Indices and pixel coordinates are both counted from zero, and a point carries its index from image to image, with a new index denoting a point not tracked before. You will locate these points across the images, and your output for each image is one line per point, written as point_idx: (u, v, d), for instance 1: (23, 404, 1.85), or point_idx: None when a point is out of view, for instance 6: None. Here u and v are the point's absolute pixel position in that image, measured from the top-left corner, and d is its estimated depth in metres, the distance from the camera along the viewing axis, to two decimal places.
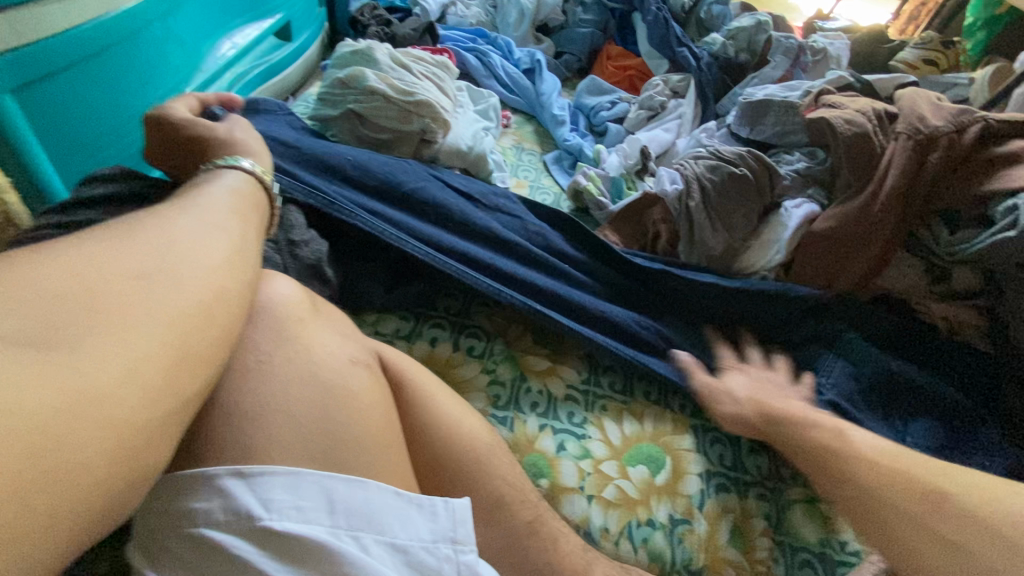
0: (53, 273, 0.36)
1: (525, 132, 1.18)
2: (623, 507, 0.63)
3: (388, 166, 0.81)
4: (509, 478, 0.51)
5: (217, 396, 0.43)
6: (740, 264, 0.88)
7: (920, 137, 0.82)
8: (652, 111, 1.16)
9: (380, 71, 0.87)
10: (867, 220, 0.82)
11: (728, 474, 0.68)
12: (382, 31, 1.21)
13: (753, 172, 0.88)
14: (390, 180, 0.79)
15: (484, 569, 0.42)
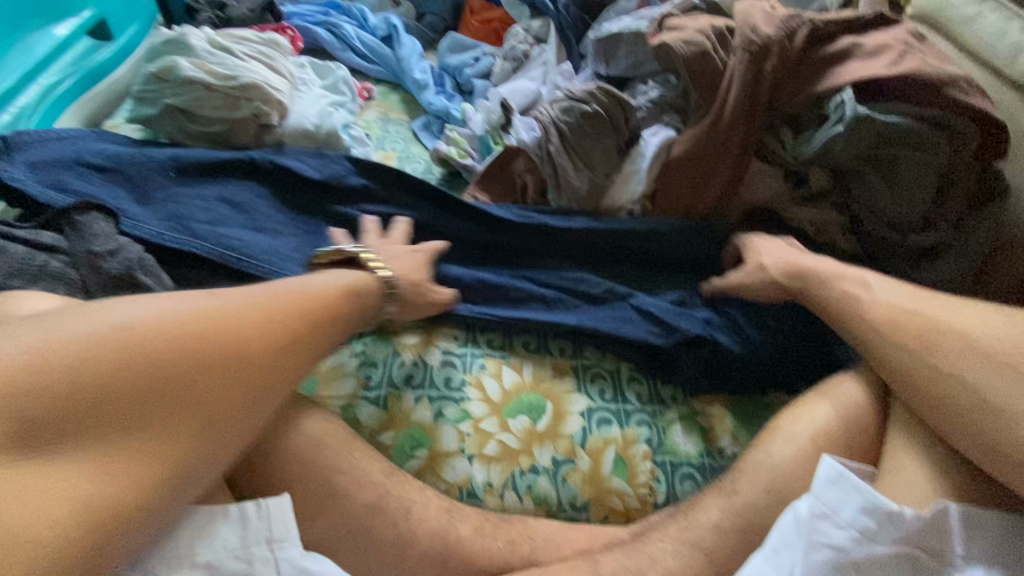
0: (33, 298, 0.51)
1: (391, 101, 1.13)
2: (505, 459, 0.63)
3: (214, 164, 0.76)
4: (349, 467, 0.57)
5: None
6: (607, 203, 0.88)
7: (754, 49, 0.82)
8: (516, 61, 1.14)
9: (195, 58, 0.80)
10: (718, 138, 0.83)
11: (609, 406, 0.69)
12: (215, 15, 1.13)
13: (606, 108, 0.87)
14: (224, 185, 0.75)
15: (308, 560, 0.51)
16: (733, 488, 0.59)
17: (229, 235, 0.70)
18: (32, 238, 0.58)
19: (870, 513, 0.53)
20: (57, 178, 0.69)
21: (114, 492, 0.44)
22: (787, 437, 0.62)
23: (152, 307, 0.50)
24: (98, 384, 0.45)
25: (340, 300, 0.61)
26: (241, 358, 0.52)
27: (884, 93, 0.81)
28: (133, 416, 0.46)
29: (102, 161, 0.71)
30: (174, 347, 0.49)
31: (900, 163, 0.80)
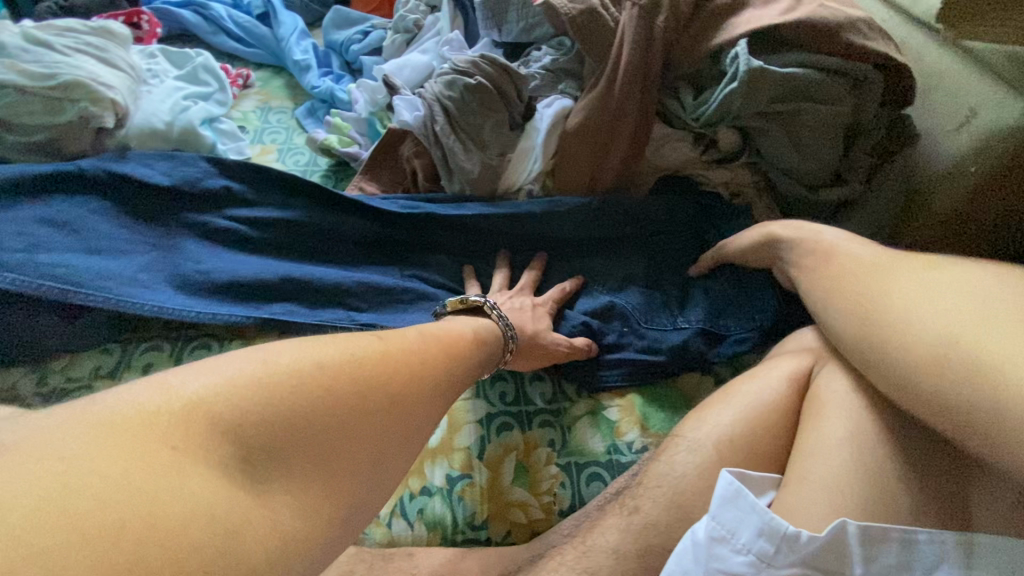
0: None
1: (272, 88, 1.02)
2: (393, 483, 0.58)
3: (37, 181, 0.65)
4: None
5: None
6: (504, 185, 0.81)
7: (643, 2, 0.76)
8: (407, 33, 1.04)
9: (6, 58, 0.70)
10: (612, 104, 0.77)
11: (510, 410, 0.64)
12: (57, 3, 0.99)
13: (493, 80, 0.79)
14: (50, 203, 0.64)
15: None
16: (633, 506, 0.55)
17: (55, 259, 0.60)
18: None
19: (768, 537, 0.48)
20: None
21: (249, 521, 0.34)
22: (691, 446, 0.57)
23: (293, 353, 0.42)
24: (310, 417, 0.39)
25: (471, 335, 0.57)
26: (363, 424, 0.41)
27: (779, 39, 0.75)
28: (297, 444, 0.38)
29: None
30: (329, 386, 0.41)
31: (804, 118, 0.75)
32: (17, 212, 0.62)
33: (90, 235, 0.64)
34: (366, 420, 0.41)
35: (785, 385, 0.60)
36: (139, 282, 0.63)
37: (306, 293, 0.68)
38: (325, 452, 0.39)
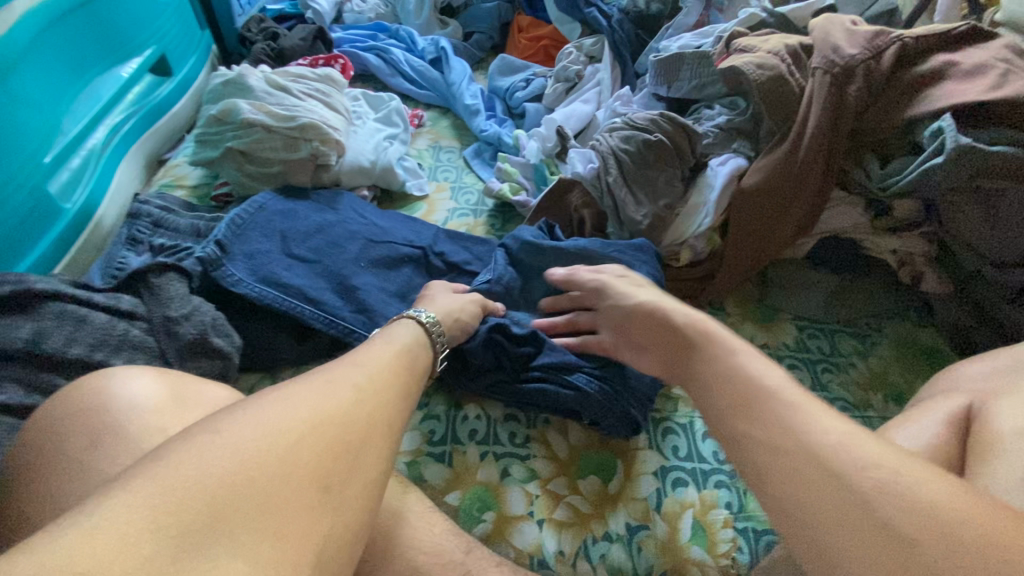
0: (121, 373, 0.44)
1: (441, 127, 1.11)
2: (577, 525, 0.60)
3: (313, 230, 0.74)
4: None
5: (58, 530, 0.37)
6: (670, 236, 0.82)
7: (837, 71, 0.76)
8: (569, 82, 1.09)
9: (255, 98, 0.80)
10: (794, 167, 0.77)
11: (684, 466, 0.65)
12: (269, 45, 1.13)
13: (670, 137, 0.82)
14: (288, 225, 0.73)
15: None
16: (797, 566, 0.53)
17: (292, 282, 0.68)
18: (109, 303, 0.55)
19: None
20: (130, 233, 0.69)
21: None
22: None
23: (261, 419, 0.37)
24: (250, 487, 0.34)
25: (405, 367, 0.49)
26: (329, 481, 0.37)
27: (980, 112, 0.72)
28: (224, 514, 0.32)
29: (158, 216, 0.71)
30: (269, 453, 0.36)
31: (1003, 197, 0.72)
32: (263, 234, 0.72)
33: (321, 256, 0.72)
34: (323, 484, 0.37)
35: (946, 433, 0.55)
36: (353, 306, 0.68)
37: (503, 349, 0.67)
38: (270, 498, 0.34)
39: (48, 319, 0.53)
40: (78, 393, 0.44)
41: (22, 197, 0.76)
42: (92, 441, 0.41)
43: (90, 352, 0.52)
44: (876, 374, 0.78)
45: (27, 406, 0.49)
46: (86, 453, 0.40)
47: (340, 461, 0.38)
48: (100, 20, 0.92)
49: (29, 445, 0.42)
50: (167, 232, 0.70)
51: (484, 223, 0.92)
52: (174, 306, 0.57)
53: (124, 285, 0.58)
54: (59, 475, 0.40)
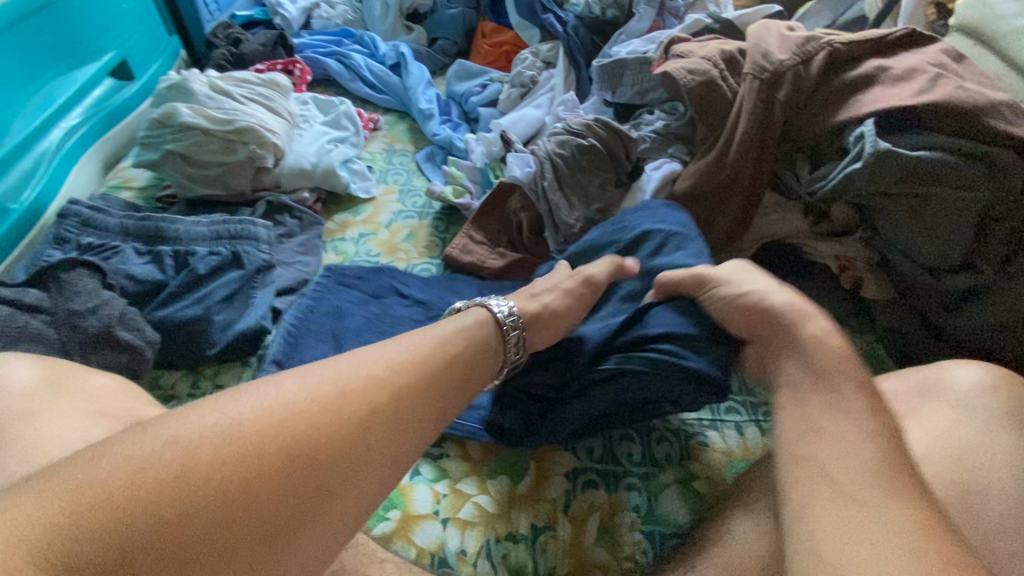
0: (14, 362, 0.47)
1: (397, 131, 1.12)
2: (481, 524, 0.60)
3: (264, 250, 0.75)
4: None
5: None
6: None
7: (765, 76, 0.76)
8: (523, 88, 1.10)
9: (195, 102, 0.82)
10: (723, 173, 0.77)
11: (597, 468, 0.65)
12: (230, 50, 1.15)
13: (605, 142, 0.83)
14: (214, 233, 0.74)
15: None
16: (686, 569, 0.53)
17: (214, 285, 0.69)
18: (16, 297, 0.57)
19: None
20: (57, 232, 0.71)
21: None
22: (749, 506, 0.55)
23: (239, 418, 0.38)
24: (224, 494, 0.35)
25: (440, 380, 0.48)
26: (277, 531, 0.36)
27: (905, 117, 0.72)
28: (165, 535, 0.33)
29: (87, 214, 0.72)
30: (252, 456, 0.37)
31: (931, 202, 0.71)
32: (191, 236, 0.73)
33: (247, 256, 0.73)
34: (267, 535, 0.36)
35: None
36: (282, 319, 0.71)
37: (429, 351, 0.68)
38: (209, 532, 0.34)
39: None
40: None
41: None
42: None
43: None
44: None
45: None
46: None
47: (296, 511, 0.37)
48: (55, 24, 0.94)
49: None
50: (96, 231, 0.72)
51: (426, 227, 0.93)
52: (82, 301, 0.58)
53: (34, 280, 0.60)
54: None
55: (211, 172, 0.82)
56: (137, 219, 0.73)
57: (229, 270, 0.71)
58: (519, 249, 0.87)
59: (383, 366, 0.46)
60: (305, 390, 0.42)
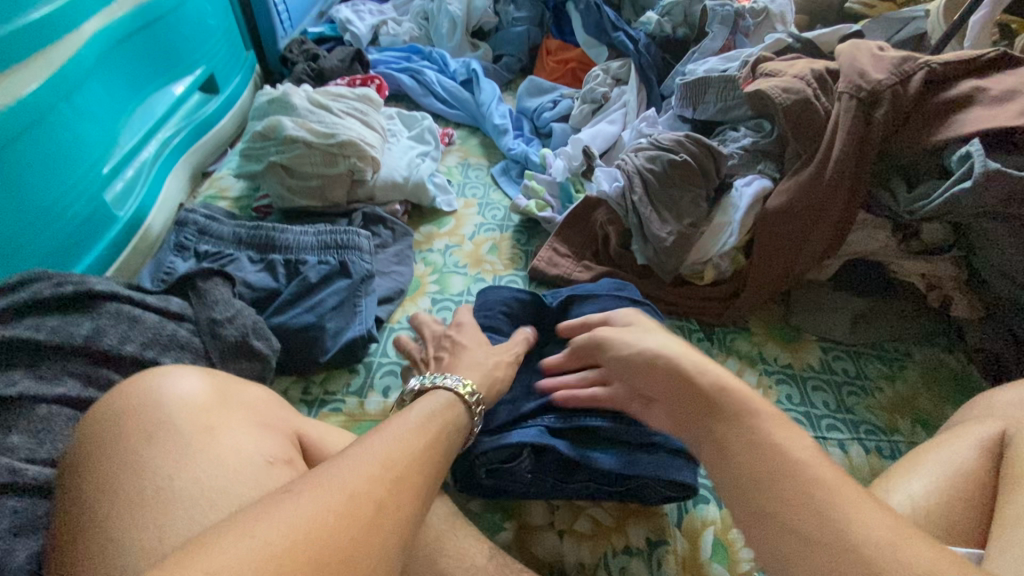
0: (175, 374, 0.46)
1: (470, 145, 1.15)
2: (597, 536, 0.60)
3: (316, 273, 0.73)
4: None
5: (99, 514, 0.38)
6: (693, 255, 0.83)
7: (863, 95, 0.77)
8: (595, 103, 1.12)
9: (297, 116, 0.85)
10: (821, 189, 0.78)
11: (706, 484, 0.65)
12: (310, 66, 1.18)
13: (696, 158, 0.84)
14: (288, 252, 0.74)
15: None
16: None
17: (322, 292, 0.71)
18: (160, 304, 0.59)
19: None
20: (177, 240, 0.74)
21: None
22: None
23: (277, 523, 0.32)
24: None
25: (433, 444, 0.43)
26: None
27: (1013, 139, 0.72)
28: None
29: (203, 224, 0.75)
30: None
31: None
32: (301, 245, 0.75)
33: (354, 265, 0.74)
34: None
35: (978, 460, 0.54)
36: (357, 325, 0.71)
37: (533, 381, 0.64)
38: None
39: (104, 312, 0.56)
40: (131, 390, 0.45)
41: (80, 204, 0.81)
42: (136, 433, 0.42)
43: (142, 350, 0.56)
44: (903, 399, 0.77)
45: (84, 398, 0.52)
46: (131, 444, 0.42)
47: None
48: (157, 41, 0.98)
49: (80, 441, 0.43)
50: (211, 239, 0.74)
51: (508, 240, 0.94)
52: (220, 308, 0.60)
53: (172, 288, 0.62)
54: (105, 460, 0.41)
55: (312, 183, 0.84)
56: (250, 227, 0.75)
57: (338, 278, 0.73)
58: (605, 262, 0.88)
59: (382, 455, 0.38)
60: (344, 484, 0.35)
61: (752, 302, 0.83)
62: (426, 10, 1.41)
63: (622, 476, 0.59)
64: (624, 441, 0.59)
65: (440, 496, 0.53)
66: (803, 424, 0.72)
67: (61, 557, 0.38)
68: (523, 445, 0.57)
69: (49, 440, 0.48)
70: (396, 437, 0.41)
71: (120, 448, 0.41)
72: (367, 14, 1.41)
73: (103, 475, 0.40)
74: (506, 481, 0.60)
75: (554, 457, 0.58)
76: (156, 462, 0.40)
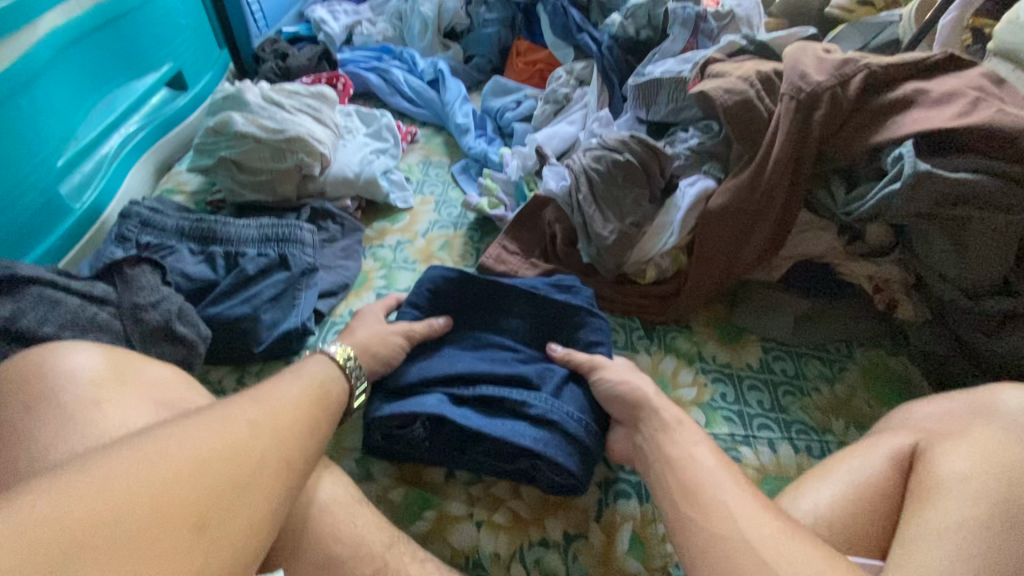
0: (77, 352, 0.48)
1: (433, 144, 1.16)
2: (514, 528, 0.61)
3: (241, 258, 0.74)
4: None
5: None
6: (635, 254, 0.83)
7: (802, 97, 0.77)
8: (557, 104, 1.13)
9: (248, 112, 0.86)
10: (760, 190, 0.78)
11: (629, 479, 0.66)
12: (278, 64, 1.20)
13: (640, 158, 0.85)
14: (218, 241, 0.76)
15: None
16: None
17: (258, 285, 0.72)
18: (84, 289, 0.60)
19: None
20: (119, 231, 0.75)
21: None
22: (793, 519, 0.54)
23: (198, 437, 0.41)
24: (179, 493, 0.37)
25: (316, 403, 0.51)
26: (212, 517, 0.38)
27: (947, 143, 0.73)
28: (92, 539, 0.33)
29: (146, 215, 0.76)
30: (205, 472, 0.39)
31: (970, 225, 0.71)
32: (242, 237, 0.76)
33: (295, 260, 0.76)
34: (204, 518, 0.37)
35: (885, 462, 0.54)
36: (294, 316, 0.72)
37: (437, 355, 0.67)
38: (131, 542, 0.34)
39: (28, 296, 0.58)
40: (29, 362, 0.47)
41: (32, 195, 0.83)
42: (32, 410, 0.44)
43: (62, 333, 0.57)
44: (840, 399, 0.77)
45: None
46: (23, 421, 0.43)
47: (217, 500, 0.38)
48: (121, 37, 1.00)
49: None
50: (154, 231, 0.76)
51: (459, 237, 0.95)
52: (151, 295, 0.61)
53: (101, 274, 0.63)
54: (0, 435, 0.43)
55: (262, 178, 0.86)
56: (192, 220, 0.76)
57: (277, 272, 0.74)
58: (552, 260, 0.89)
59: (279, 398, 0.49)
60: (247, 412, 0.45)
61: (693, 301, 0.83)
62: (400, 10, 1.42)
63: (513, 453, 0.62)
64: (517, 418, 0.61)
65: (346, 483, 0.53)
66: (734, 422, 0.73)
67: None
68: (418, 414, 0.60)
69: None
70: (286, 386, 0.51)
71: (12, 426, 0.43)
72: (342, 14, 1.42)
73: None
74: (403, 447, 0.63)
75: (450, 428, 0.62)
76: (42, 440, 0.42)
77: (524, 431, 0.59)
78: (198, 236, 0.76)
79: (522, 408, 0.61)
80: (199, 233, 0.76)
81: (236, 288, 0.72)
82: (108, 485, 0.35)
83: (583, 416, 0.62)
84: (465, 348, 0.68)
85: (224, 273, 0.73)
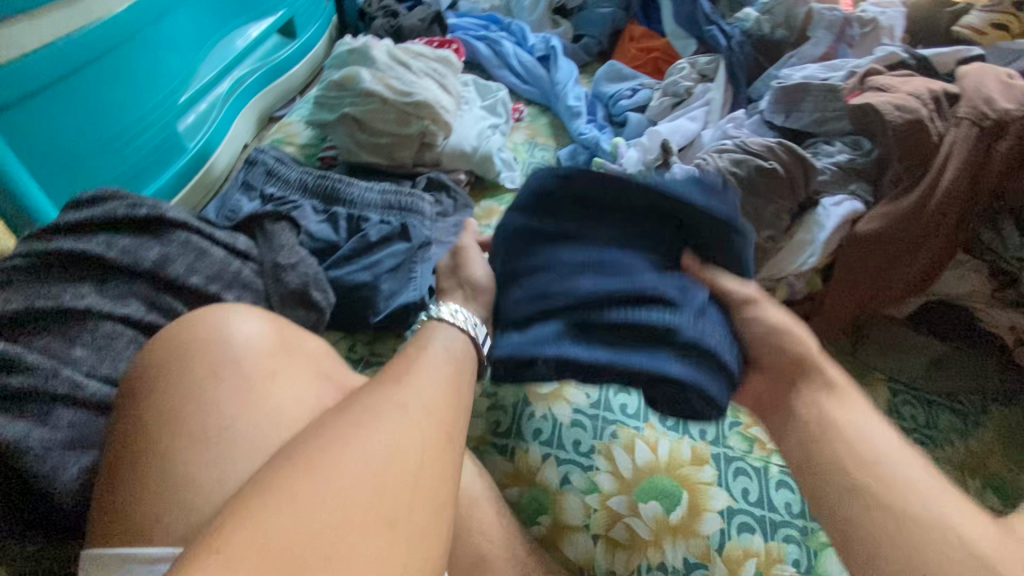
0: (236, 314, 0.48)
1: (539, 125, 1.11)
2: (632, 548, 0.57)
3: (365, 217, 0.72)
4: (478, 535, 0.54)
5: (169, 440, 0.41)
6: (767, 269, 0.78)
7: (987, 124, 0.71)
8: (677, 98, 1.06)
9: (375, 69, 0.82)
10: (920, 222, 0.72)
11: (753, 512, 0.61)
12: (388, 23, 1.16)
13: (787, 167, 0.79)
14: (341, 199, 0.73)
15: None
16: None
17: (379, 253, 0.69)
18: (228, 241, 0.59)
19: None
20: (246, 179, 0.74)
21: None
22: None
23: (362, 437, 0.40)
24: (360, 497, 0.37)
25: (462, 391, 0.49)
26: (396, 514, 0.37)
27: None
28: (315, 543, 0.34)
29: (272, 165, 0.74)
30: (377, 473, 0.38)
31: None
32: (365, 201, 0.73)
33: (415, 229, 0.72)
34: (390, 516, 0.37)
35: None
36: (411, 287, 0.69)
37: (566, 264, 0.60)
38: (363, 539, 0.35)
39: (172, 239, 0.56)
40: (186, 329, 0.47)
41: (153, 131, 0.81)
42: (205, 372, 0.44)
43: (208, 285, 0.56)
44: (975, 459, 0.71)
45: (149, 324, 0.53)
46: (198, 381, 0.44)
47: (396, 500, 0.38)
48: None
49: (146, 367, 0.45)
50: (278, 182, 0.74)
51: None
52: (290, 255, 0.61)
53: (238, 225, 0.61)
54: (176, 393, 0.43)
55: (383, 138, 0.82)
56: (316, 176, 0.74)
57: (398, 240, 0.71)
58: None
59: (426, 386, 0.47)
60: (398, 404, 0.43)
61: (824, 329, 0.77)
62: None
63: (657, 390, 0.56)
64: (655, 345, 0.55)
65: None
66: None
67: (124, 479, 0.40)
68: (539, 352, 0.57)
69: (110, 358, 0.50)
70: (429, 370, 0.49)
71: (187, 386, 0.43)
72: None
73: (173, 407, 0.42)
74: (526, 374, 0.59)
75: (577, 361, 0.56)
76: (229, 408, 0.42)
77: (668, 360, 0.54)
78: (321, 189, 0.73)
79: (662, 347, 0.55)
80: (323, 190, 0.73)
81: (357, 253, 0.69)
82: (296, 500, 0.35)
83: (729, 338, 0.56)
84: (590, 266, 0.60)
85: (346, 236, 0.71)
